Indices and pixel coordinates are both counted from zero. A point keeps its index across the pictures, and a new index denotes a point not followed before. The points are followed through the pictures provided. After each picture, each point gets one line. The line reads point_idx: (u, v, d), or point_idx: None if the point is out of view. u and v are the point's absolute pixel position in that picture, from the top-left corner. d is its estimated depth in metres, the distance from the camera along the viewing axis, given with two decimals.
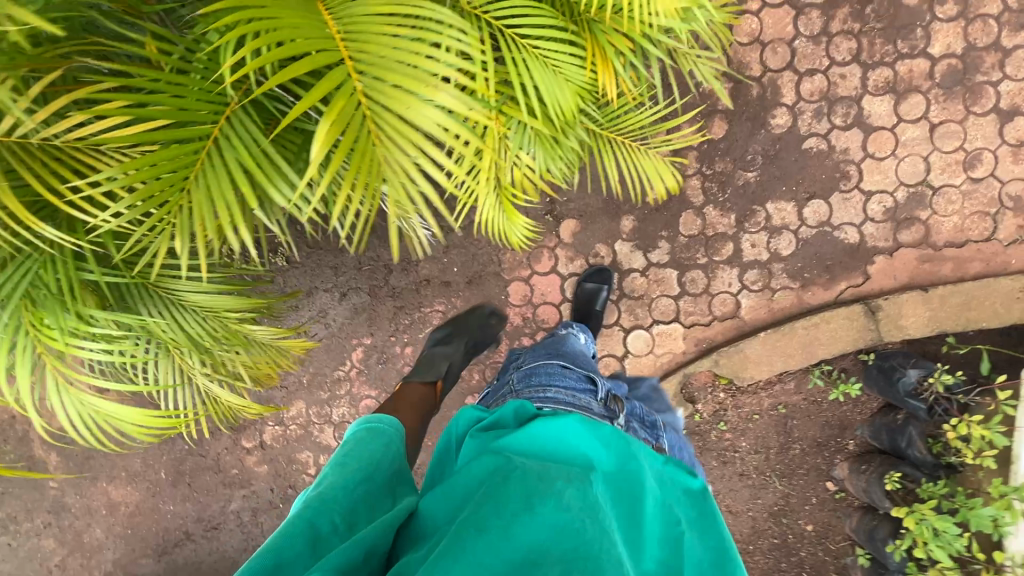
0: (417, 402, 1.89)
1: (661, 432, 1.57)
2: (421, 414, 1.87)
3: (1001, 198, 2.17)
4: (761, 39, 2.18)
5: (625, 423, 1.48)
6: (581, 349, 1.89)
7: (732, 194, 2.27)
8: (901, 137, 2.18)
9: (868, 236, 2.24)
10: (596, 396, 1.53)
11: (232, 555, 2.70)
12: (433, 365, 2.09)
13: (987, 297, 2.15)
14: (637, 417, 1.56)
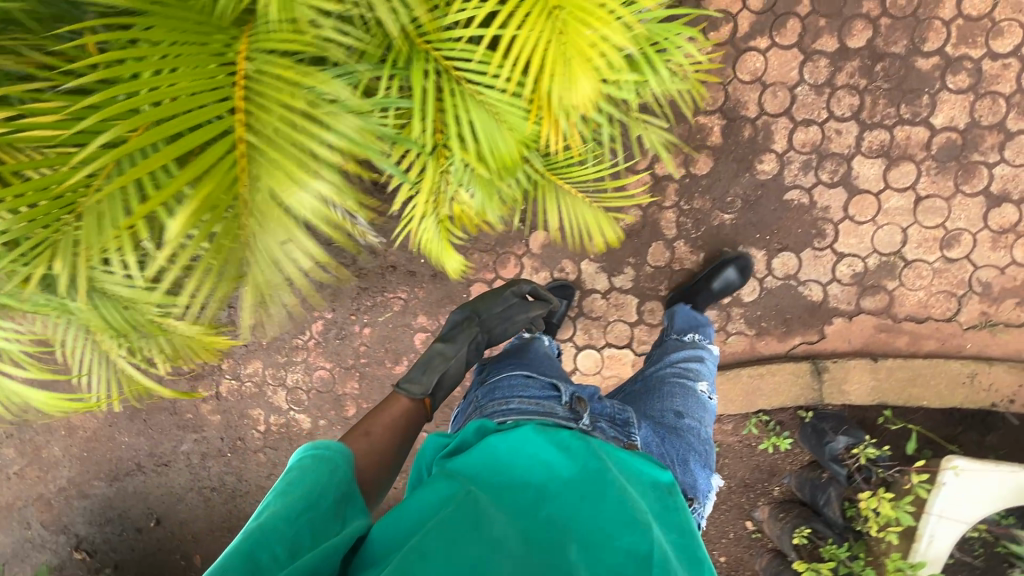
0: (396, 422, 1.53)
1: (632, 430, 1.51)
2: (400, 436, 1.52)
3: (971, 281, 2.15)
4: (763, 79, 2.12)
5: (592, 424, 1.41)
6: (549, 356, 1.82)
7: (705, 233, 2.26)
8: (884, 204, 2.14)
9: (831, 296, 2.23)
10: (561, 401, 1.46)
11: (178, 492, 2.84)
12: (428, 370, 1.69)
13: (934, 377, 2.17)
14: (607, 416, 1.50)
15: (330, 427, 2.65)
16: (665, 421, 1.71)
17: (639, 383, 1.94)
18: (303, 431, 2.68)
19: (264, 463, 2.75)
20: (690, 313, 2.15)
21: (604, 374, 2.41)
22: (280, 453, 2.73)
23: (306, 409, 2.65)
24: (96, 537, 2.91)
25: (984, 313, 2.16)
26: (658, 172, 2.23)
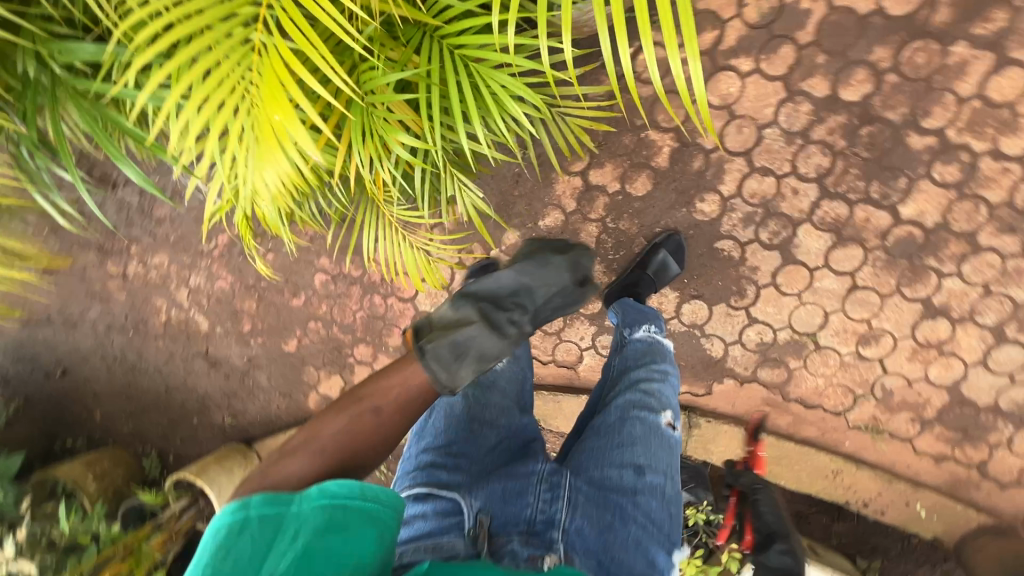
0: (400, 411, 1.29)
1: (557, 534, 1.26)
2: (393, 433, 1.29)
3: (874, 384, 2.03)
4: (733, 109, 1.83)
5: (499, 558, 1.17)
6: (474, 423, 1.51)
7: (623, 257, 2.08)
8: (815, 282, 1.95)
9: (730, 356, 2.11)
10: (463, 532, 1.23)
11: (83, 352, 2.95)
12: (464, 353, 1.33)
13: (799, 462, 2.12)
14: (521, 534, 1.24)
15: (225, 335, 2.69)
16: (618, 484, 1.39)
17: (598, 419, 1.57)
18: (200, 331, 2.72)
19: (162, 350, 2.82)
20: (634, 305, 1.90)
21: None
22: (177, 345, 2.79)
23: (204, 312, 2.67)
24: (5, 369, 3.07)
25: (875, 418, 2.06)
26: (591, 180, 2.01)
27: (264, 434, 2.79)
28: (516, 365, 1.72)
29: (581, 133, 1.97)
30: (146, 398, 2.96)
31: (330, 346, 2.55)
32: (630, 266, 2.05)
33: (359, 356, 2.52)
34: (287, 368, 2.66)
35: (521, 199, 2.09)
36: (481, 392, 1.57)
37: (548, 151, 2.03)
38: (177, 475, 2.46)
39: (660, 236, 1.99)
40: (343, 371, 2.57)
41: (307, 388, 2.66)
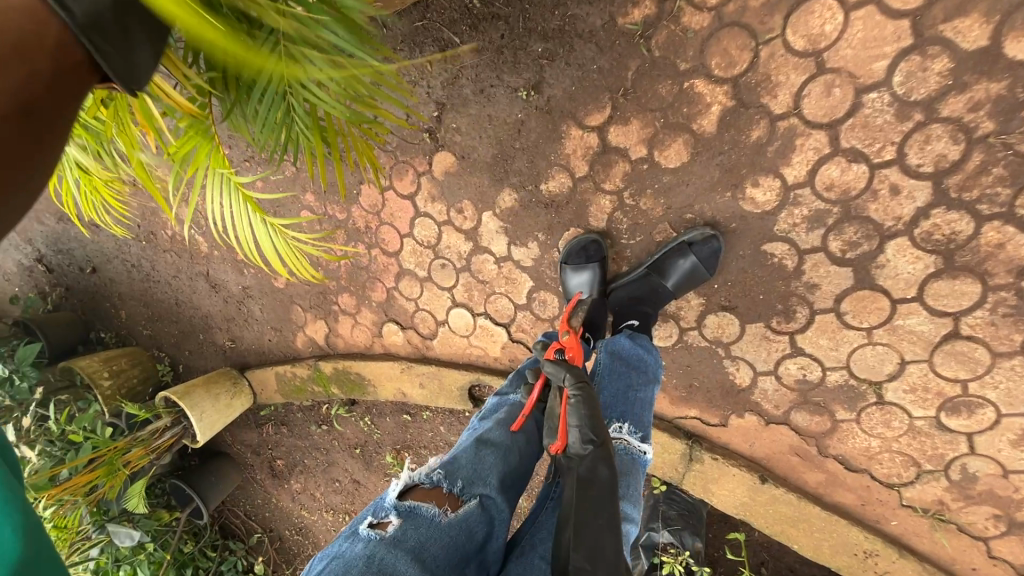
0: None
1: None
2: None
3: (951, 463, 1.51)
4: (823, 58, 1.26)
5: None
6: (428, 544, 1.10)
7: (640, 245, 1.65)
8: (896, 317, 1.42)
9: (758, 388, 1.66)
10: None
11: (106, 254, 3.02)
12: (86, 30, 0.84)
13: (823, 531, 1.68)
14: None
15: (223, 260, 2.60)
16: None
17: (515, 567, 1.20)
18: (201, 252, 2.65)
19: (170, 264, 2.80)
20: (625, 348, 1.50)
21: (471, 341, 2.08)
22: (182, 262, 2.75)
23: (204, 233, 2.57)
24: (46, 260, 3.24)
25: (941, 503, 1.56)
26: (609, 140, 1.54)
27: (259, 364, 2.76)
28: (474, 518, 1.19)
29: (603, 75, 1.47)
30: (158, 308, 3.00)
31: (317, 290, 2.37)
32: (643, 264, 1.65)
33: (343, 305, 2.33)
34: (277, 304, 2.54)
35: (522, 152, 1.68)
36: (397, 555, 1.05)
37: (559, 95, 1.55)
38: (165, 394, 2.49)
39: (690, 233, 1.53)
40: (329, 317, 2.41)
41: (295, 328, 2.54)
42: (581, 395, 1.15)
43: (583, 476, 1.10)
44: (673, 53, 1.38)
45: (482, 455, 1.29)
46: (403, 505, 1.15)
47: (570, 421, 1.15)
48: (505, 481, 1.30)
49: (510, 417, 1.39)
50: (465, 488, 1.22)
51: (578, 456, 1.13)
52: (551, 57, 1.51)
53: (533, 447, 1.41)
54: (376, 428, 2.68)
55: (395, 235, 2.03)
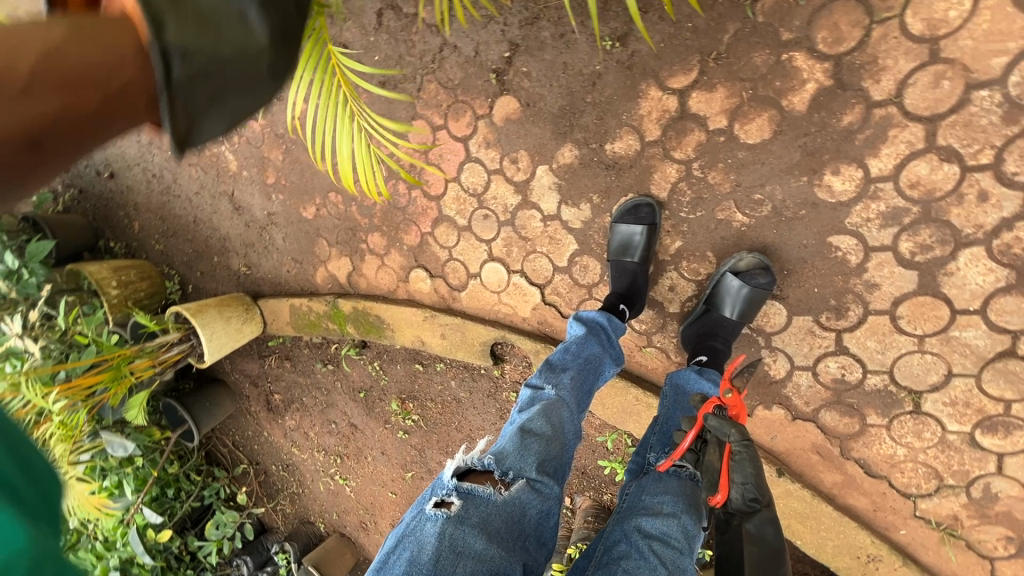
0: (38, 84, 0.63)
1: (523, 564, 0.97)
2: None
3: (974, 480, 1.52)
4: (939, 48, 1.23)
5: None
6: (487, 521, 0.97)
7: (698, 220, 1.60)
8: (955, 327, 1.40)
9: (794, 383, 1.64)
10: None
11: (126, 160, 2.87)
12: None
13: (831, 533, 1.68)
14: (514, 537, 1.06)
15: (251, 182, 2.50)
16: None
17: None
18: (229, 170, 2.55)
19: (193, 179, 2.69)
20: (688, 377, 1.54)
21: (501, 298, 2.04)
22: (208, 179, 2.65)
23: (235, 151, 2.48)
24: None
25: (955, 519, 1.57)
26: (689, 106, 1.48)
27: (273, 295, 2.69)
28: (531, 495, 1.05)
29: (697, 36, 1.42)
30: (172, 225, 2.87)
31: (346, 226, 2.30)
32: (700, 300, 1.67)
33: (372, 245, 2.27)
34: (301, 236, 2.46)
35: (592, 108, 1.61)
36: (469, 533, 0.94)
37: (644, 51, 1.49)
38: (176, 309, 2.41)
39: (731, 261, 1.55)
40: (355, 256, 2.34)
41: (317, 262, 2.48)
42: (747, 454, 1.24)
43: (752, 532, 1.17)
44: (779, 21, 1.33)
45: (528, 442, 1.12)
46: (463, 486, 1.02)
47: (734, 478, 1.24)
48: (553, 466, 1.13)
49: (552, 406, 1.20)
50: (516, 469, 1.06)
51: (742, 512, 1.22)
52: (644, 9, 1.45)
53: (574, 440, 1.23)
54: (383, 374, 2.65)
55: (440, 178, 1.97)
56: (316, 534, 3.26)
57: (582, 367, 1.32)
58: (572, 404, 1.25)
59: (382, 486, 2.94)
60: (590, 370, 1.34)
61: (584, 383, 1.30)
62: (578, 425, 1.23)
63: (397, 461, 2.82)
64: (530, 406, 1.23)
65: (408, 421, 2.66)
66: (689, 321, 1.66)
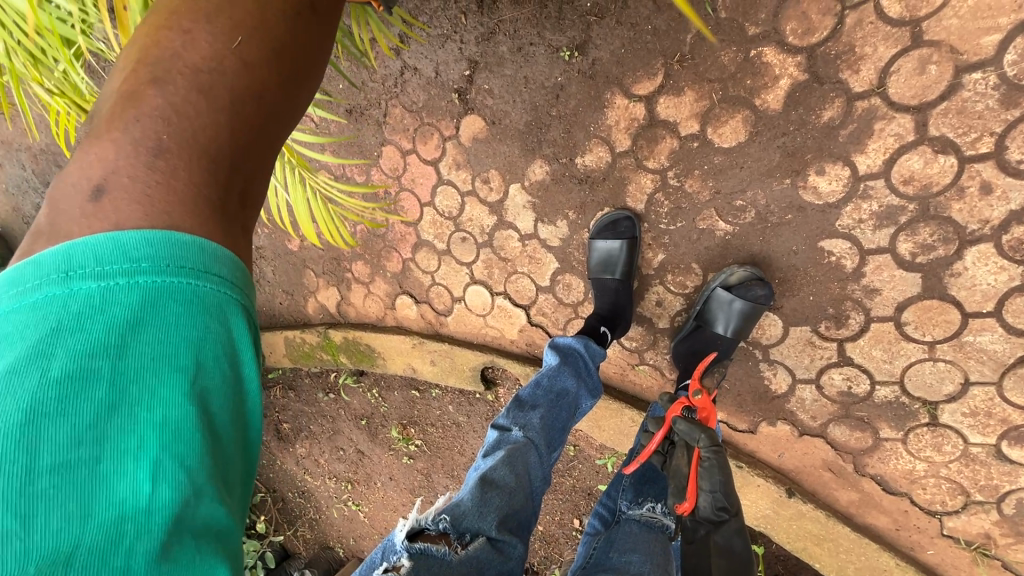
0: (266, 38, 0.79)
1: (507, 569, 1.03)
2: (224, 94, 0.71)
3: (1006, 496, 1.38)
4: (921, 31, 1.12)
5: None
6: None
7: (679, 231, 1.50)
8: (968, 331, 1.27)
9: (797, 397, 1.52)
10: None
11: None
12: None
13: (853, 557, 1.54)
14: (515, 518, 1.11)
15: None
16: None
17: None
18: None
19: None
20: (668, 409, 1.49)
21: (487, 321, 1.97)
22: None
23: None
24: None
25: (987, 537, 1.43)
26: (657, 112, 1.39)
27: (267, 327, 2.68)
28: (488, 553, 1.01)
29: (657, 38, 1.33)
30: None
31: (331, 256, 2.27)
32: (690, 315, 1.56)
33: (357, 274, 2.23)
34: (288, 268, 2.41)
35: (558, 121, 1.53)
36: None
37: (605, 58, 1.40)
38: None
39: (719, 275, 1.45)
40: (342, 285, 2.30)
41: (306, 293, 2.44)
42: (716, 459, 1.22)
43: (719, 544, 1.15)
44: (743, 16, 1.23)
45: (489, 495, 1.09)
46: (414, 547, 0.99)
47: (703, 485, 1.23)
48: (515, 521, 1.11)
49: (518, 451, 1.18)
50: (474, 529, 1.03)
51: (710, 521, 1.20)
52: (600, 14, 1.37)
53: (541, 485, 1.22)
54: (383, 401, 2.61)
55: (415, 203, 1.90)
56: (336, 559, 3.21)
57: (550, 404, 1.29)
58: (540, 446, 1.23)
59: (394, 511, 2.89)
60: (561, 406, 1.31)
61: (552, 420, 1.28)
62: (544, 471, 1.21)
63: (405, 486, 2.76)
64: (495, 450, 1.20)
65: (411, 447, 2.60)
66: (679, 338, 1.57)
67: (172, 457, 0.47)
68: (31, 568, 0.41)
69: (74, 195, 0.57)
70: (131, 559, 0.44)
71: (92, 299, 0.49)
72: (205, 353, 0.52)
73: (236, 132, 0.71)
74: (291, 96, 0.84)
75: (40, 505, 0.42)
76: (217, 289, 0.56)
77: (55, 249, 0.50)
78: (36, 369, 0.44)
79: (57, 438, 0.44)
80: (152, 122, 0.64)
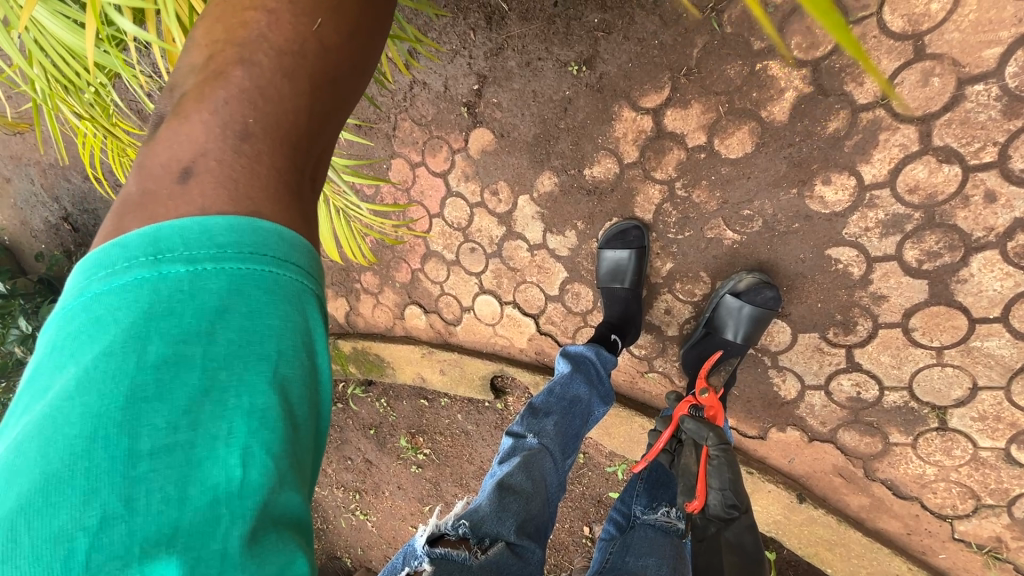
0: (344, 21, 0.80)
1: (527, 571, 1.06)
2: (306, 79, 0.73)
3: (1016, 499, 1.39)
4: (923, 44, 1.15)
5: None
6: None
7: (687, 240, 1.52)
8: (974, 337, 1.29)
9: (807, 403, 1.53)
10: None
11: None
12: None
13: (865, 562, 1.55)
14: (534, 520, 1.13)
15: None
16: None
17: None
18: None
19: None
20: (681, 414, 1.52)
21: (496, 330, 1.99)
22: None
23: None
24: None
25: (998, 540, 1.44)
26: (664, 125, 1.42)
27: None
28: (508, 559, 1.03)
29: (664, 52, 1.35)
30: None
31: (339, 267, 2.29)
32: (699, 322, 1.58)
33: (366, 284, 2.25)
34: None
35: (567, 134, 1.55)
36: None
37: (613, 72, 1.43)
38: None
39: (726, 281, 1.47)
40: (350, 295, 2.32)
41: None
42: (725, 457, 1.26)
43: (729, 541, 1.18)
44: (749, 31, 1.26)
45: (507, 501, 1.11)
46: (435, 552, 1.01)
47: (711, 483, 1.26)
48: (534, 526, 1.13)
49: (534, 457, 1.20)
50: (493, 534, 1.05)
51: (720, 519, 1.23)
52: (608, 30, 1.39)
53: (556, 492, 1.24)
54: (391, 410, 2.63)
55: (424, 214, 1.92)
56: (344, 569, 3.20)
57: (563, 411, 1.31)
58: (555, 452, 1.25)
59: (402, 521, 2.88)
60: (575, 413, 1.33)
61: (566, 425, 1.30)
62: (560, 476, 1.23)
63: (413, 495, 2.76)
64: (510, 457, 1.22)
65: (420, 456, 2.61)
66: (688, 344, 1.58)
67: (259, 442, 0.49)
68: (138, 547, 0.44)
69: (165, 175, 0.60)
70: (226, 542, 0.46)
71: (183, 285, 0.52)
72: (283, 341, 0.54)
73: (314, 114, 0.73)
74: (360, 77, 0.85)
75: (142, 487, 0.45)
76: (295, 278, 0.58)
77: (145, 236, 0.53)
78: (135, 355, 0.48)
79: (156, 422, 0.47)
80: (239, 105, 0.66)
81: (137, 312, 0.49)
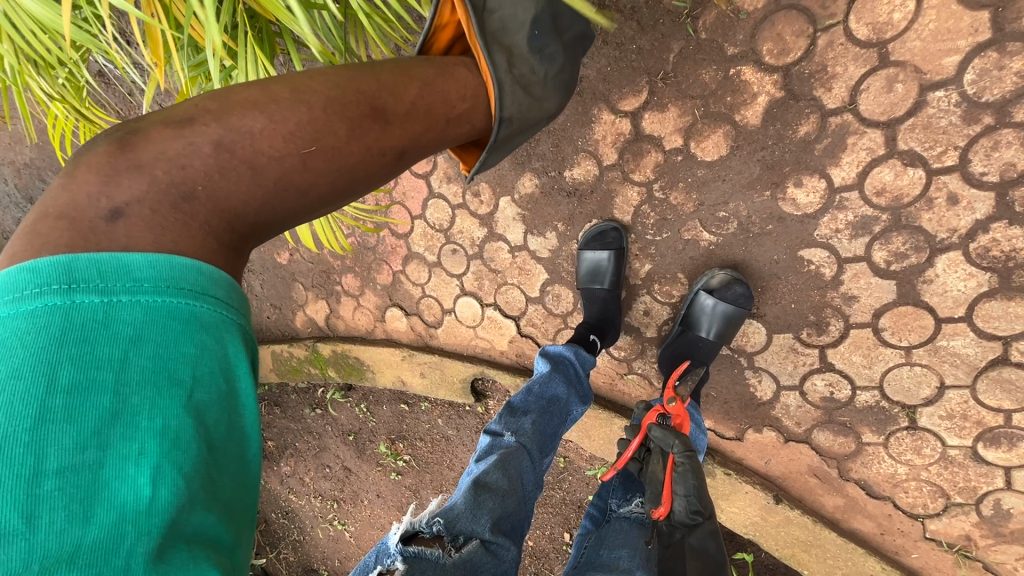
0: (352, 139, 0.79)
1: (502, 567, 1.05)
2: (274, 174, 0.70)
3: (983, 497, 1.42)
4: (887, 53, 1.20)
5: None
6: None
7: (665, 241, 1.54)
8: (942, 336, 1.33)
9: (782, 404, 1.55)
10: None
11: None
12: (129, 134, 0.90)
13: (841, 563, 1.56)
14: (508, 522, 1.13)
15: None
16: None
17: None
18: None
19: None
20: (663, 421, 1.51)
21: (477, 332, 1.98)
22: None
23: None
24: None
25: (968, 539, 1.47)
26: (642, 127, 1.45)
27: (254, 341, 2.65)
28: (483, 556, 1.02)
29: (642, 57, 1.39)
30: None
31: (320, 269, 2.27)
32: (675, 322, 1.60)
33: (347, 287, 2.23)
34: (277, 281, 2.41)
35: (548, 136, 1.57)
36: None
37: (592, 75, 1.45)
38: None
39: (700, 281, 1.50)
40: (331, 298, 2.30)
41: (295, 307, 2.43)
42: (690, 465, 1.24)
43: (694, 546, 1.17)
44: (722, 37, 1.30)
45: (483, 498, 1.10)
46: (408, 550, 0.98)
47: (677, 490, 1.25)
48: (509, 524, 1.12)
49: (512, 455, 1.19)
50: (468, 532, 1.05)
51: (685, 524, 1.22)
52: None
53: (533, 490, 1.23)
54: (371, 416, 2.59)
55: (406, 215, 1.92)
56: None
57: (541, 412, 1.30)
58: (532, 451, 1.24)
59: (381, 530, 2.82)
60: (553, 413, 1.33)
61: (545, 426, 1.29)
62: (535, 476, 1.22)
63: (393, 503, 2.71)
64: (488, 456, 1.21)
65: (400, 462, 2.57)
66: (664, 345, 1.60)
67: (170, 463, 0.48)
68: (36, 565, 0.43)
69: (89, 209, 0.58)
70: (130, 559, 0.46)
71: (97, 312, 0.49)
72: (201, 369, 0.53)
73: (266, 208, 0.71)
74: (337, 201, 0.82)
75: (44, 506, 0.44)
76: (212, 310, 0.56)
77: (58, 262, 0.51)
78: (43, 380, 0.45)
79: (63, 443, 0.45)
80: (194, 172, 0.65)
81: (45, 337, 0.47)
